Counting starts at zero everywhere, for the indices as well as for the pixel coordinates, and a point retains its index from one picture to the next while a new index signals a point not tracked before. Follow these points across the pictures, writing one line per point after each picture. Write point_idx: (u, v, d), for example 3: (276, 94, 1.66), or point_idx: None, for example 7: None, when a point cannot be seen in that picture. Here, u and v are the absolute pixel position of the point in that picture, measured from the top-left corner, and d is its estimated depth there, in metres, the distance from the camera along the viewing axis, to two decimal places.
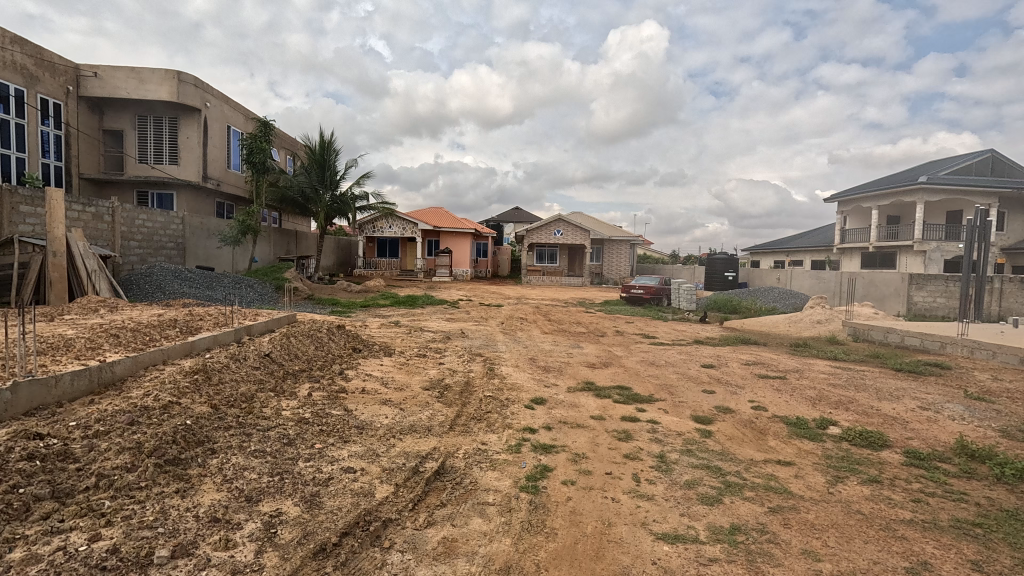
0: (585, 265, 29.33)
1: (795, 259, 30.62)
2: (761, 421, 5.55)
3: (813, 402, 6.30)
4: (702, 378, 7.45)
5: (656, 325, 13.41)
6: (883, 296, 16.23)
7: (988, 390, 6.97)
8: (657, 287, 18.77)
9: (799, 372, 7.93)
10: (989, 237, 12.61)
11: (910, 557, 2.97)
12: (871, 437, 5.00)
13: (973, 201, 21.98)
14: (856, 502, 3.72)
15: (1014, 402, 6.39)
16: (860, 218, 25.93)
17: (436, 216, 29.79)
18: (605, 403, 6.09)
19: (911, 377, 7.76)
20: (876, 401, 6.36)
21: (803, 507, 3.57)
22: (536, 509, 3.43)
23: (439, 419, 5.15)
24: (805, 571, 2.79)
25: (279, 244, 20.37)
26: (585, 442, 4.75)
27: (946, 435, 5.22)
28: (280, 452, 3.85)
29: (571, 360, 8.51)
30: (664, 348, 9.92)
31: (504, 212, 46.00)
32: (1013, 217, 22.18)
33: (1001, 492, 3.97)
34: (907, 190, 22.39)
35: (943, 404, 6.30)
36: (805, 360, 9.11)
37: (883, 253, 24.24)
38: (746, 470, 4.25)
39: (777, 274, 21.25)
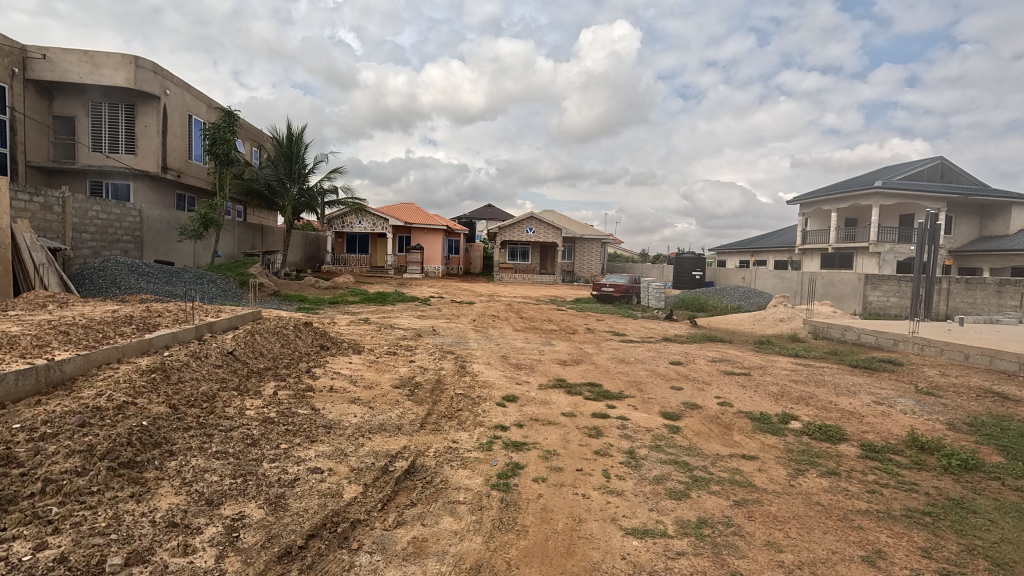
0: (557, 263, 29.51)
1: (758, 259, 31.57)
2: (726, 417, 5.69)
3: (775, 397, 6.51)
4: (670, 375, 7.59)
5: (626, 323, 13.61)
6: (842, 295, 16.92)
7: (936, 385, 7.36)
8: (627, 286, 19.06)
9: (762, 369, 8.19)
10: (938, 239, 13.24)
11: (866, 545, 3.09)
12: (830, 431, 5.19)
13: (924, 205, 23.00)
14: (816, 494, 3.85)
15: (960, 396, 6.76)
16: (820, 220, 26.89)
17: (408, 212, 29.39)
18: (577, 400, 6.14)
19: (866, 373, 8.10)
20: (834, 396, 6.61)
21: (767, 500, 3.68)
22: (507, 506, 3.41)
23: (410, 417, 5.09)
24: (768, 562, 2.87)
25: (244, 239, 19.71)
26: (556, 439, 4.77)
27: (898, 428, 5.48)
28: (243, 453, 3.73)
29: (543, 357, 8.55)
30: (634, 345, 10.08)
31: (476, 211, 45.90)
32: (960, 221, 23.37)
33: (947, 481, 4.19)
34: (863, 195, 23.33)
35: (896, 399, 6.59)
36: (768, 356, 9.41)
37: (841, 254, 25.19)
38: (712, 464, 4.35)
39: (742, 274, 21.86)
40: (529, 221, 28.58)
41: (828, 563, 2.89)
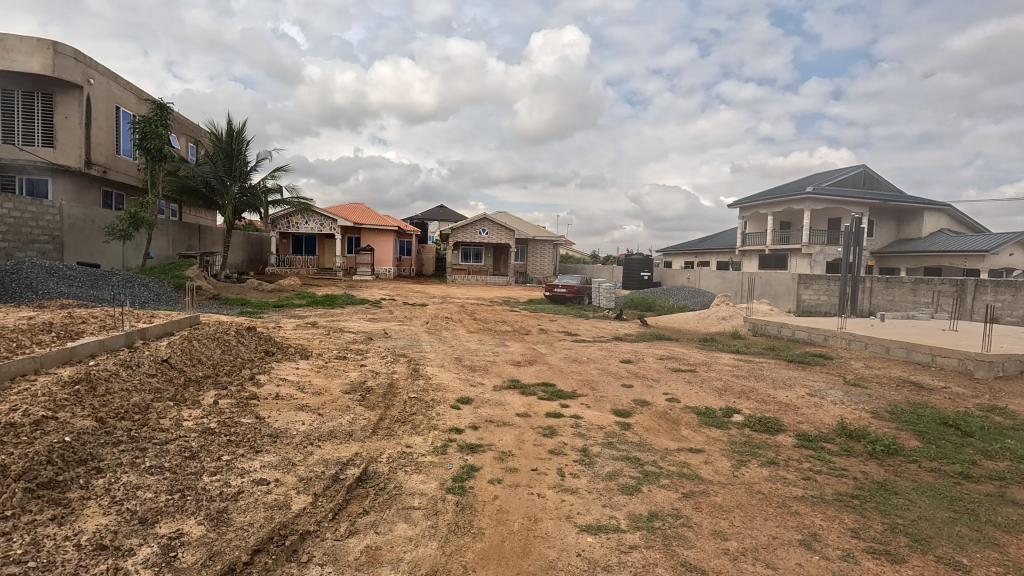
0: (510, 264, 29.63)
1: (702, 260, 32.94)
2: (674, 412, 5.89)
3: (719, 392, 6.81)
4: (621, 373, 7.79)
5: (578, 323, 13.84)
6: (778, 294, 18.06)
7: (861, 377, 7.94)
8: (579, 286, 19.38)
9: (707, 365, 8.55)
10: (862, 242, 14.30)
11: (802, 529, 3.28)
12: (768, 422, 5.49)
13: (849, 210, 24.75)
14: (757, 483, 4.05)
15: (882, 386, 7.32)
16: (758, 223, 28.38)
17: (358, 212, 28.66)
18: (531, 400, 6.19)
19: (801, 367, 8.62)
20: (772, 389, 7.01)
21: (713, 491, 3.84)
22: (462, 510, 3.39)
23: (361, 423, 4.96)
24: (715, 551, 2.99)
25: (180, 239, 18.60)
26: (511, 440, 4.78)
27: (829, 418, 5.88)
28: (181, 467, 3.51)
29: (497, 359, 8.56)
30: (586, 345, 10.26)
31: (428, 212, 45.36)
32: (881, 225, 25.33)
33: (872, 466, 4.53)
34: (796, 200, 24.80)
35: (827, 390, 7.07)
36: (712, 353, 9.83)
37: (777, 255, 26.71)
38: (662, 458, 4.50)
39: (687, 274, 22.74)
40: (482, 222, 28.55)
41: (769, 548, 3.05)
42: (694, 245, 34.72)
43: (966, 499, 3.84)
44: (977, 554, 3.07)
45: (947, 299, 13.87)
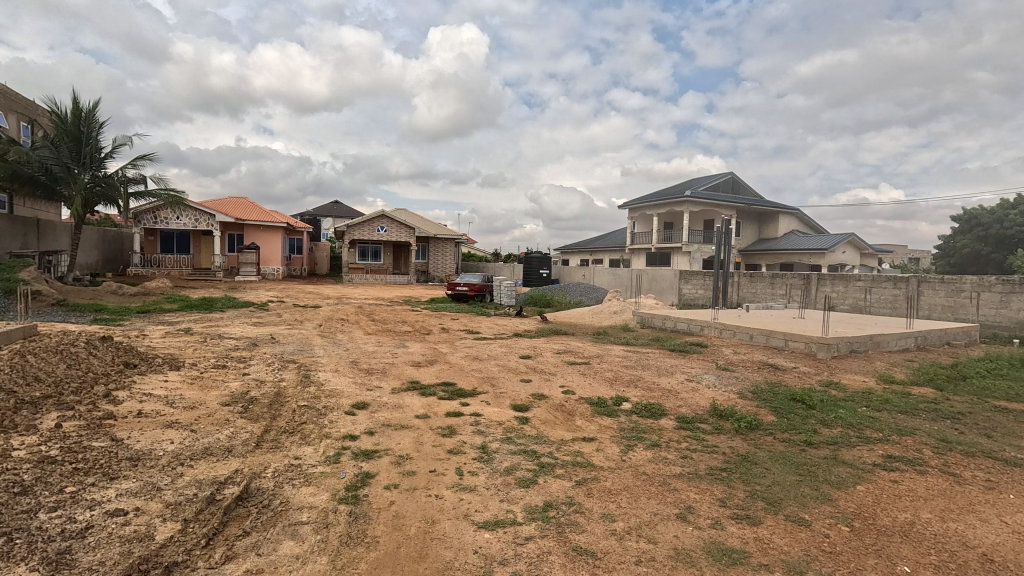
0: (411, 262, 29.00)
1: (596, 258, 34.78)
2: (570, 404, 6.15)
3: (610, 382, 7.25)
4: (521, 369, 7.98)
5: (479, 321, 13.91)
6: (662, 289, 19.70)
7: (730, 362, 8.91)
8: (480, 284, 19.49)
9: (600, 357, 9.05)
10: (731, 241, 16.00)
11: (679, 504, 3.60)
12: (653, 408, 5.94)
13: (720, 212, 27.57)
14: (642, 465, 4.37)
15: (746, 370, 8.28)
16: (645, 223, 30.57)
17: (240, 207, 26.29)
18: (430, 401, 6.10)
19: (681, 355, 9.46)
20: (656, 377, 7.61)
21: (603, 476, 4.07)
22: (356, 519, 3.25)
23: (243, 437, 4.56)
24: (604, 533, 3.18)
25: (11, 236, 15.74)
26: (409, 443, 4.69)
27: (704, 400, 6.51)
28: (8, 506, 2.97)
29: (396, 360, 8.33)
30: (487, 342, 10.35)
31: (321, 208, 42.87)
32: (746, 226, 28.56)
33: (738, 440, 5.10)
34: (677, 202, 27.08)
35: (703, 375, 7.83)
36: (605, 346, 10.43)
37: (661, 253, 29.01)
38: (557, 449, 4.68)
39: (582, 271, 23.88)
40: (380, 220, 27.61)
41: (651, 524, 3.30)
42: (589, 243, 36.55)
43: (809, 463, 4.48)
44: (816, 509, 3.58)
45: (796, 291, 16.03)
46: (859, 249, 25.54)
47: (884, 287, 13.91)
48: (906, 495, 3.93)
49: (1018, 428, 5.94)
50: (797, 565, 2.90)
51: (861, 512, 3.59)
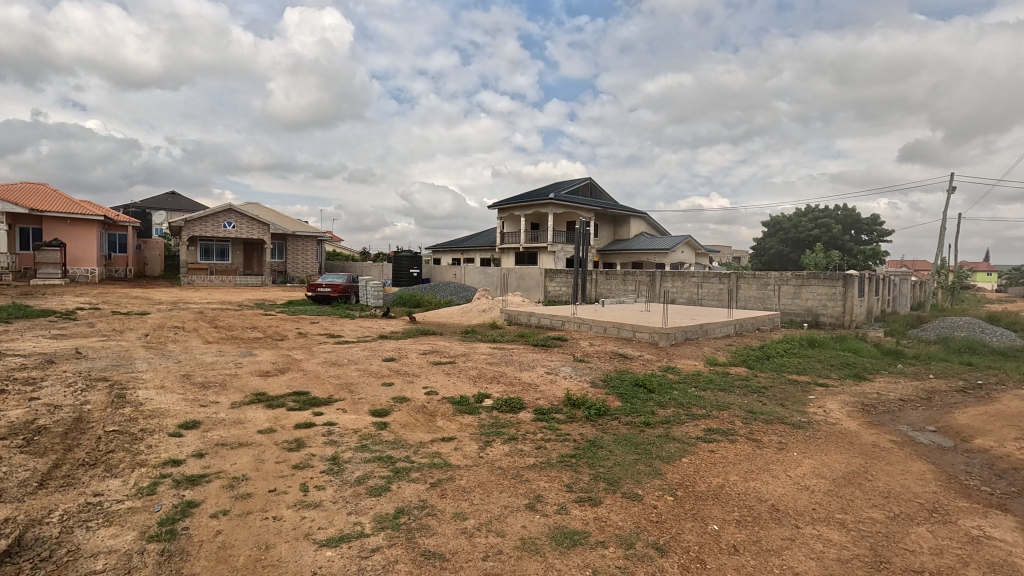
0: (266, 262, 26.48)
1: (468, 257, 35.08)
2: (431, 405, 6.06)
3: (473, 380, 7.31)
4: (383, 372, 7.68)
5: (341, 324, 13.14)
6: (529, 286, 20.65)
7: (586, 353, 9.56)
8: (344, 284, 18.46)
9: (465, 356, 9.11)
10: (588, 241, 17.20)
11: (529, 494, 3.73)
12: (512, 402, 6.11)
13: (580, 214, 29.51)
14: (498, 460, 4.45)
15: (600, 360, 8.95)
16: (513, 223, 31.58)
17: (37, 196, 21.69)
18: (278, 413, 5.58)
19: (542, 350, 9.90)
20: (518, 372, 7.87)
21: (458, 475, 4.06)
22: (169, 558, 2.83)
23: (21, 476, 3.72)
24: (454, 533, 3.16)
25: None
26: (247, 462, 4.22)
27: (560, 391, 6.88)
28: None
29: (240, 371, 7.50)
30: (348, 346, 9.80)
31: (152, 201, 37.16)
32: (603, 227, 30.96)
33: (588, 427, 5.47)
34: (542, 204, 28.38)
35: (561, 367, 8.29)
36: (472, 344, 10.53)
37: (529, 252, 30.23)
38: (414, 453, 4.57)
39: (453, 270, 23.91)
40: (227, 214, 24.77)
41: (501, 518, 3.37)
42: (460, 243, 36.72)
43: (645, 441, 4.97)
44: (648, 484, 3.97)
45: (644, 287, 17.78)
46: (694, 249, 29.23)
47: (711, 282, 16.06)
48: (719, 461, 4.54)
49: (802, 396, 7.26)
50: (628, 537, 3.17)
51: (683, 481, 4.06)
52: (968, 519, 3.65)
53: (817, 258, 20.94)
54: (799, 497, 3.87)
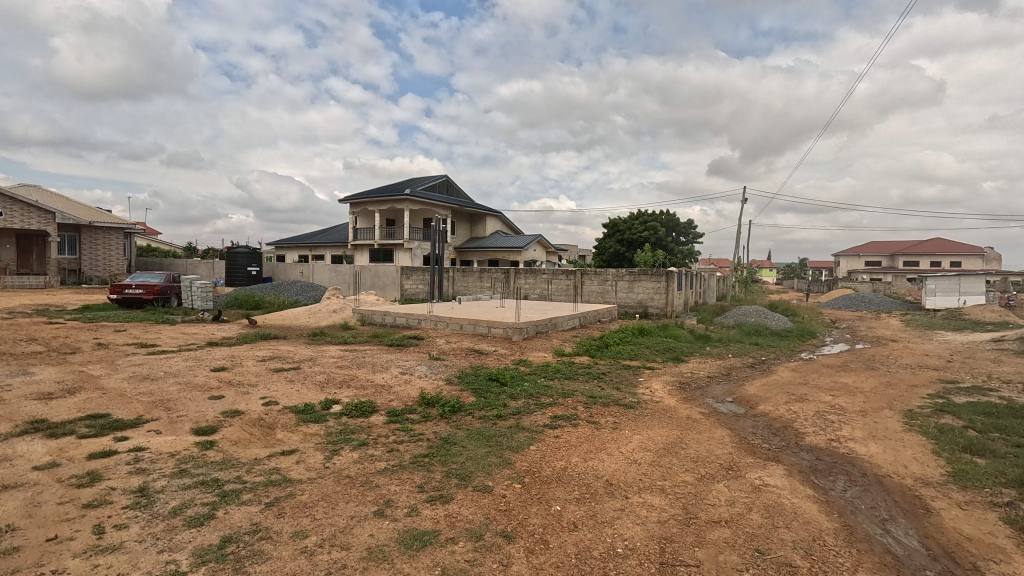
0: (51, 258, 21.56)
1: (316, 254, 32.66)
2: (270, 416, 5.49)
3: (320, 386, 6.81)
4: (210, 384, 6.75)
5: (158, 331, 11.25)
6: (385, 284, 20.09)
7: (442, 351, 9.56)
8: (162, 285, 15.85)
9: (312, 360, 8.46)
10: (445, 239, 17.17)
11: (378, 501, 3.58)
12: (363, 406, 5.83)
13: (437, 211, 29.37)
14: (346, 468, 4.21)
15: (455, 357, 9.01)
16: (367, 219, 30.23)
17: None
18: (63, 444, 4.55)
19: (398, 350, 9.64)
20: (371, 374, 7.55)
21: (299, 490, 3.74)
22: None
23: None
24: (293, 554, 2.91)
25: None
26: (14, 508, 3.37)
27: (415, 391, 6.77)
28: None
29: (7, 395, 5.96)
30: (165, 357, 8.41)
31: None
32: (460, 225, 31.19)
33: (442, 424, 5.46)
34: (397, 200, 27.60)
35: (416, 367, 8.16)
36: (319, 347, 9.82)
37: (384, 249, 29.22)
38: (247, 471, 4.09)
39: (299, 268, 22.10)
40: None
41: (347, 529, 3.19)
42: (307, 238, 34.04)
43: (497, 434, 5.13)
44: (498, 474, 4.09)
45: (499, 284, 18.39)
46: (545, 248, 31.07)
47: (559, 279, 17.22)
48: (563, 446, 4.88)
49: (634, 379, 8.18)
50: (477, 529, 3.23)
51: (531, 468, 4.28)
52: (752, 471, 4.45)
53: (648, 257, 23.59)
54: (629, 470, 4.33)
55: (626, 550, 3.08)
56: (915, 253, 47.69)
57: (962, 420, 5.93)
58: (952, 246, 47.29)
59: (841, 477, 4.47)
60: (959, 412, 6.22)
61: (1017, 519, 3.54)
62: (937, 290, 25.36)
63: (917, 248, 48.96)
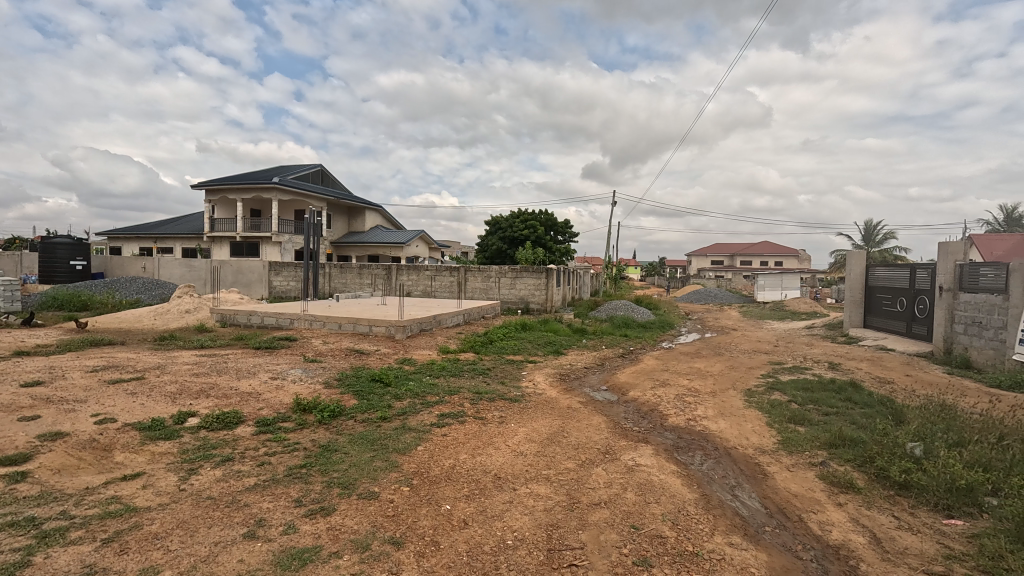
0: None
1: (162, 247, 28.53)
2: (105, 437, 4.64)
3: (172, 398, 5.94)
4: (18, 403, 5.51)
5: None
6: (249, 281, 18.30)
7: (319, 352, 8.94)
8: None
9: (160, 369, 7.36)
10: (320, 233, 16.02)
11: (249, 521, 3.23)
12: (226, 417, 5.22)
13: (310, 203, 27.31)
14: (207, 489, 3.72)
15: (333, 359, 8.47)
16: (227, 209, 27.13)
17: None
18: None
19: (266, 353, 8.78)
20: (235, 381, 6.79)
21: (147, 520, 3.22)
22: None
23: None
24: None
25: None
26: None
27: (288, 397, 6.23)
28: None
29: None
30: None
31: None
32: (336, 219, 29.34)
33: (320, 431, 5.10)
34: (264, 189, 25.12)
35: (289, 371, 7.51)
36: (170, 353, 8.58)
37: (248, 243, 26.50)
38: (76, 505, 3.42)
39: (142, 263, 19.17)
40: None
41: (210, 558, 2.83)
42: (150, 229, 29.56)
43: (382, 437, 4.93)
44: (384, 479, 3.93)
45: (380, 281, 17.71)
46: (427, 243, 30.59)
47: (443, 275, 17.07)
48: (450, 444, 4.84)
49: (518, 374, 8.40)
50: (364, 539, 3.06)
51: (418, 469, 4.18)
52: (626, 453, 4.82)
53: (529, 254, 24.38)
54: (516, 463, 4.43)
55: (515, 541, 3.14)
56: (749, 253, 55.53)
57: (787, 395, 7.05)
58: (775, 247, 55.93)
59: (697, 452, 5.05)
60: (785, 388, 7.36)
61: (828, 475, 4.29)
62: (765, 285, 29.79)
63: (750, 249, 57.06)
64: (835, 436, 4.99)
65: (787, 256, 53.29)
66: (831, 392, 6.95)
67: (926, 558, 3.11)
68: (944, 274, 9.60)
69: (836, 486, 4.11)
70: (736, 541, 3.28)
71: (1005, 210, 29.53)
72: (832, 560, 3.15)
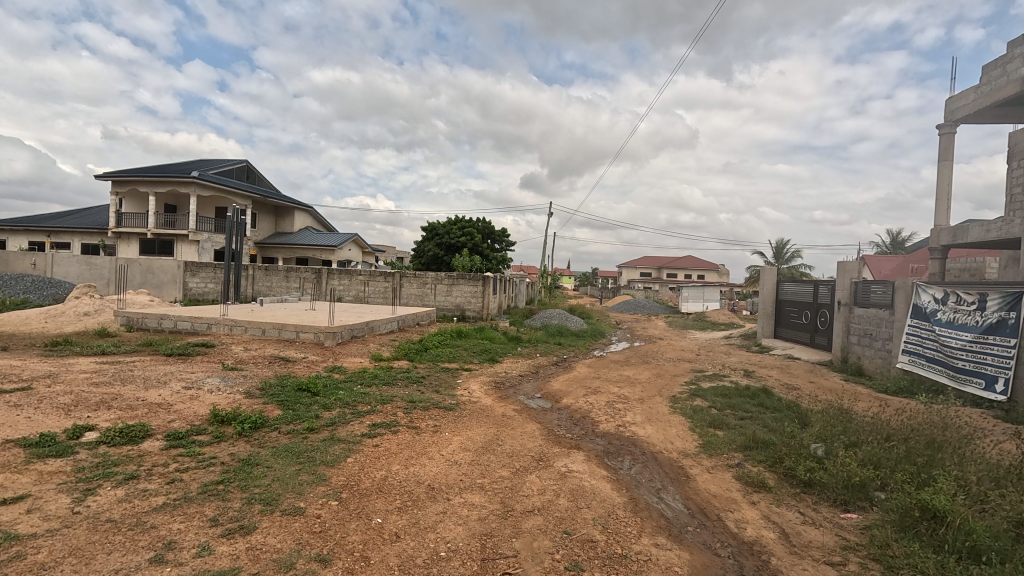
0: None
1: (56, 243, 25.63)
2: None
3: (65, 410, 5.33)
4: None
5: None
6: (161, 282, 16.91)
7: (240, 360, 8.40)
8: None
9: (52, 377, 6.59)
10: (244, 232, 15.05)
11: (156, 545, 2.96)
12: (131, 430, 4.76)
13: (233, 200, 25.64)
14: (106, 511, 3.37)
15: (256, 366, 7.99)
16: (137, 202, 24.93)
17: None
18: None
19: (179, 360, 8.11)
20: (142, 391, 6.21)
21: (33, 549, 2.86)
22: None
23: None
24: None
25: None
26: None
27: (203, 408, 5.79)
28: None
29: None
30: None
31: None
32: (263, 218, 27.71)
33: (240, 444, 4.78)
34: (181, 182, 23.29)
35: (205, 379, 6.99)
36: (64, 360, 7.71)
37: (161, 240, 24.45)
38: None
39: (31, 258, 17.11)
40: None
41: None
42: (42, 221, 26.48)
43: (308, 449, 4.69)
44: (310, 493, 3.75)
45: (309, 285, 16.97)
46: (360, 247, 29.69)
47: (376, 281, 16.63)
48: (382, 454, 4.71)
49: (453, 381, 8.33)
50: (287, 559, 2.89)
51: (348, 482, 4.01)
52: (559, 460, 4.92)
53: (465, 262, 24.32)
54: (449, 472, 4.38)
55: (449, 552, 3.10)
56: (674, 266, 58.69)
57: (707, 401, 7.49)
58: (697, 262, 59.56)
59: (627, 457, 5.24)
60: (706, 394, 7.82)
61: (743, 475, 4.61)
62: (688, 297, 31.61)
63: (675, 263, 60.31)
64: (749, 440, 5.36)
65: (707, 269, 56.94)
66: (746, 398, 7.47)
67: (827, 549, 3.41)
68: (842, 290, 10.63)
69: (749, 486, 4.42)
70: (661, 542, 3.43)
71: (890, 234, 33.32)
72: (747, 555, 3.37)
